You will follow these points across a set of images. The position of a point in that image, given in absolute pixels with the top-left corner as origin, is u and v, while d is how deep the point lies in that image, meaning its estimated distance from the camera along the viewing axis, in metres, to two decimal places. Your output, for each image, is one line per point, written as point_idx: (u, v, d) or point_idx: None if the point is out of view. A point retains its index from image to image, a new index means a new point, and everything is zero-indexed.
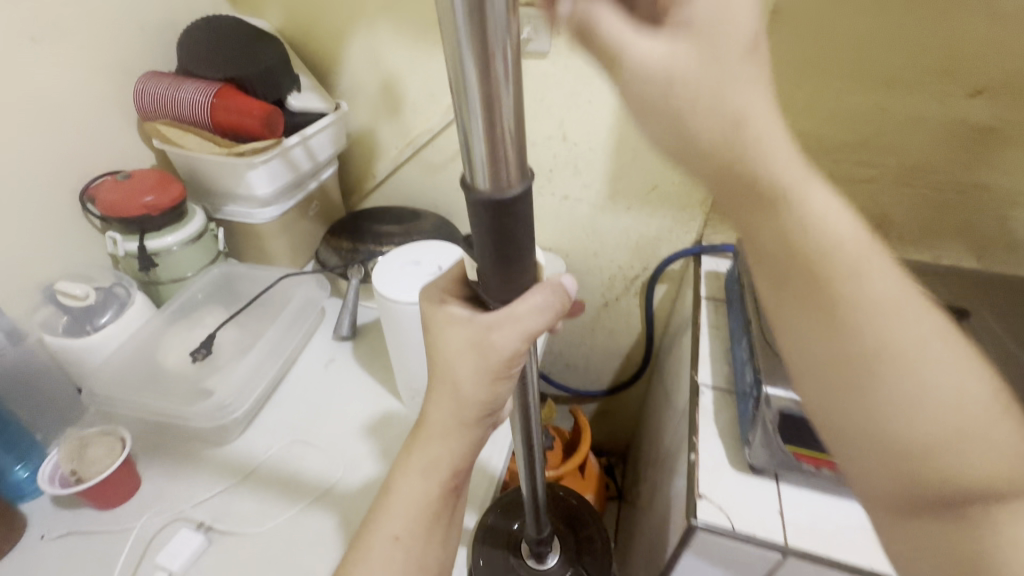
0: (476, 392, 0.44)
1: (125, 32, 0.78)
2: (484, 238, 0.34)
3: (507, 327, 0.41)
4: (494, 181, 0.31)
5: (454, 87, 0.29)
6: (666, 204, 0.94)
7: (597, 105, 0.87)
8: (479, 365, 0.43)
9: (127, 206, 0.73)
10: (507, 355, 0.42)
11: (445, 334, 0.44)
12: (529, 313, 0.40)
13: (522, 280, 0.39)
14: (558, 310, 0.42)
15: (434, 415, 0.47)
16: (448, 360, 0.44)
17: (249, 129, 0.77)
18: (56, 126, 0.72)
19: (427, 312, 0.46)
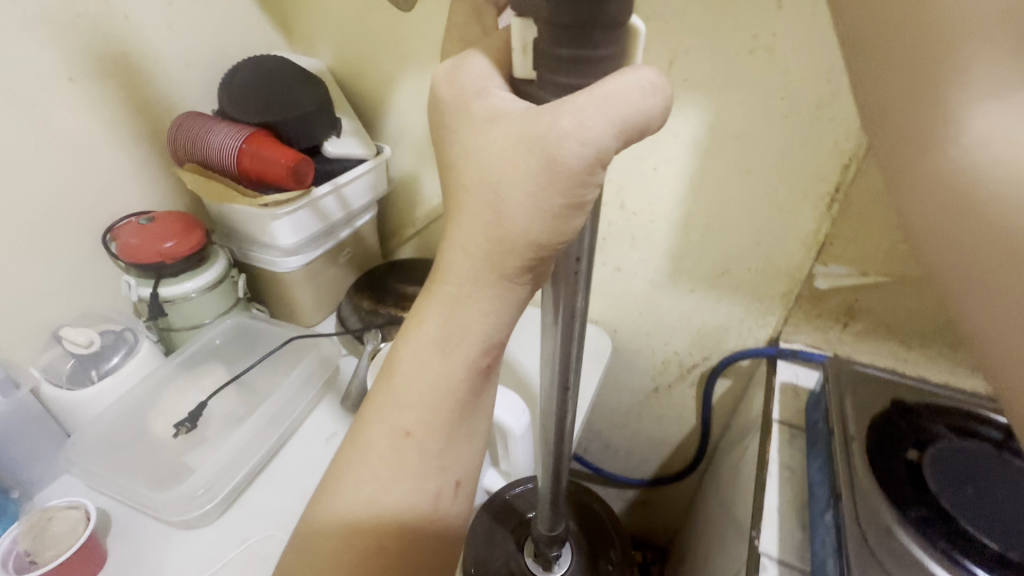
0: (532, 228, 0.30)
1: (169, 71, 0.76)
2: None
3: (586, 99, 0.27)
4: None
5: None
6: (738, 291, 0.79)
7: (664, 173, 0.74)
8: (541, 174, 0.28)
9: (146, 251, 0.69)
10: (583, 158, 0.28)
11: (481, 130, 0.30)
12: (621, 88, 0.27)
13: (606, 52, 0.27)
14: (662, 103, 0.29)
15: (458, 259, 0.33)
16: (489, 162, 0.30)
17: (275, 177, 0.72)
18: (85, 167, 0.69)
19: (456, 104, 0.32)
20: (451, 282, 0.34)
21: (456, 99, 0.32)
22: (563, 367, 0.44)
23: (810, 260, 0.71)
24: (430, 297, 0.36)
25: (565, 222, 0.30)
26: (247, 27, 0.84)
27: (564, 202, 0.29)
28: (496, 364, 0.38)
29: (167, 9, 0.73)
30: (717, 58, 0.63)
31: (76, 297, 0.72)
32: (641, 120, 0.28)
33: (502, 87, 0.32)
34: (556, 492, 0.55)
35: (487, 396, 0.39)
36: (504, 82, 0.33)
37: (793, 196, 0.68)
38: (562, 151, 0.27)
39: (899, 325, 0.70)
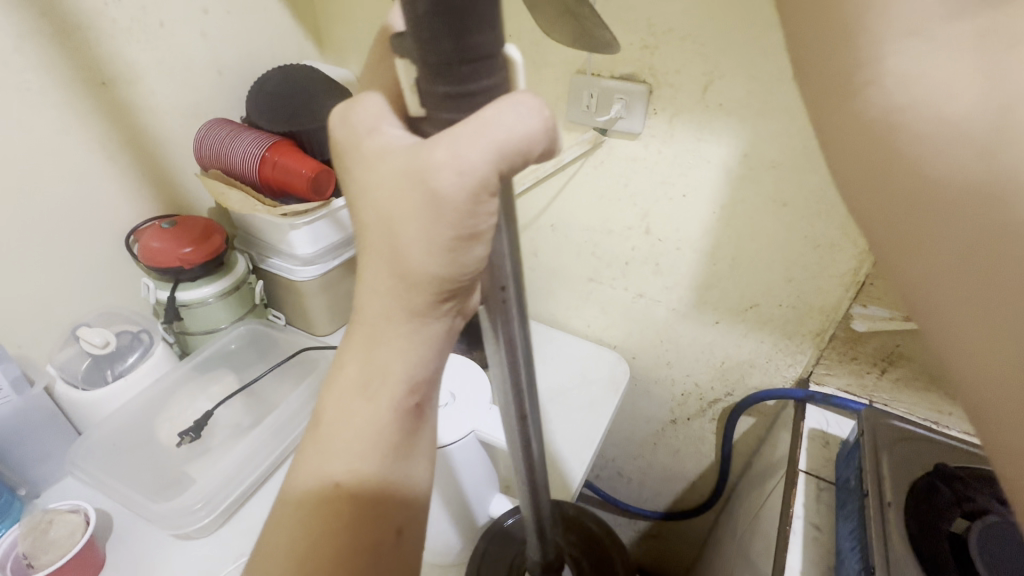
0: (438, 267, 0.27)
1: (200, 78, 0.77)
2: None
3: (459, 129, 0.24)
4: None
5: None
6: (767, 327, 0.75)
7: (692, 200, 0.71)
8: (428, 207, 0.25)
9: (167, 257, 0.70)
10: (464, 188, 0.24)
11: (372, 171, 0.27)
12: (498, 115, 0.24)
13: (482, 86, 0.24)
14: (548, 132, 0.25)
15: (371, 298, 0.30)
16: (381, 198, 0.27)
17: (296, 187, 0.72)
18: (114, 170, 0.70)
19: (349, 147, 0.29)
20: (365, 321, 0.31)
21: (351, 142, 0.29)
22: (517, 395, 0.39)
23: (847, 300, 0.67)
24: (351, 342, 0.32)
25: (463, 256, 0.27)
26: (279, 36, 0.85)
27: (455, 240, 0.26)
28: (429, 402, 0.33)
29: (202, 17, 0.74)
30: (753, 84, 0.59)
31: (100, 299, 0.73)
32: (525, 147, 0.25)
33: (396, 125, 0.29)
34: (538, 517, 0.50)
35: (427, 438, 0.34)
36: (402, 121, 0.30)
37: (831, 231, 0.63)
38: (439, 183, 0.24)
39: (944, 374, 0.65)
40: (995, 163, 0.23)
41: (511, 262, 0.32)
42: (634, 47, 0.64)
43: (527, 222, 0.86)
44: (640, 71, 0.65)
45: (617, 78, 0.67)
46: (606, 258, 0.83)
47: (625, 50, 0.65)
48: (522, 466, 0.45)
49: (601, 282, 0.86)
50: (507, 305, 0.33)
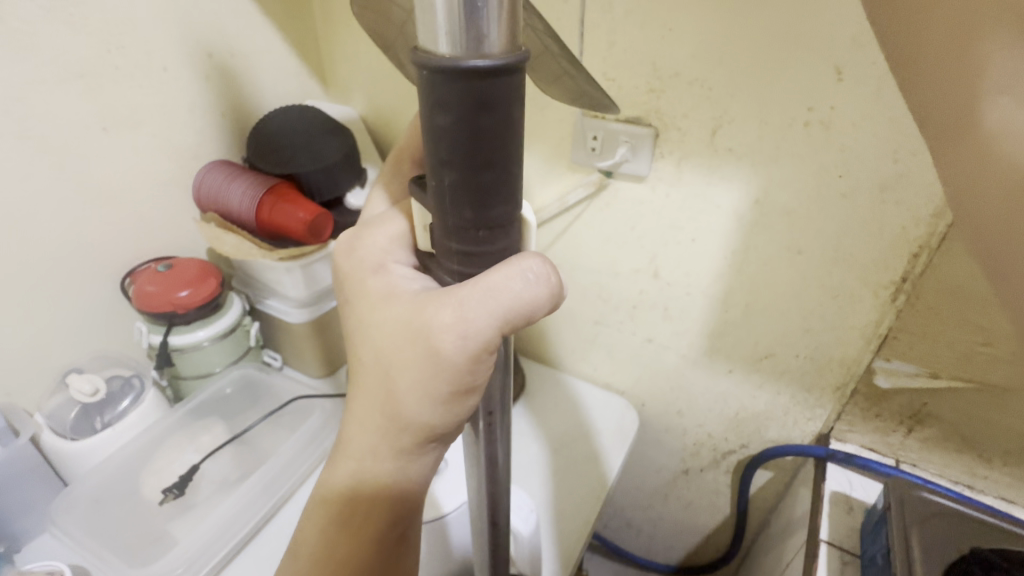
0: (429, 416, 0.27)
1: (203, 120, 0.76)
2: (447, 152, 0.21)
3: (462, 295, 0.25)
4: (465, 36, 0.19)
5: None
6: (784, 378, 0.71)
7: (702, 245, 0.68)
8: (425, 362, 0.26)
9: (160, 301, 0.68)
10: (464, 350, 0.26)
11: (376, 313, 0.29)
12: (504, 280, 0.25)
13: (499, 248, 0.24)
14: (552, 296, 0.26)
15: (356, 433, 0.29)
16: (381, 342, 0.28)
17: (291, 230, 0.70)
18: (111, 214, 0.70)
19: (356, 279, 0.31)
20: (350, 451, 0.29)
21: (359, 276, 0.31)
22: (492, 505, 0.38)
23: (868, 354, 0.63)
24: (332, 467, 0.31)
25: (456, 406, 0.28)
26: (284, 76, 0.85)
27: (451, 395, 0.27)
28: (413, 530, 0.33)
29: (206, 61, 0.74)
30: (766, 128, 0.57)
31: (94, 343, 0.72)
32: (529, 310, 0.26)
33: (402, 263, 0.31)
34: None
35: (403, 560, 0.33)
36: (408, 255, 0.32)
37: (850, 283, 0.60)
38: (440, 343, 0.26)
39: (976, 437, 0.60)
40: None
41: (502, 391, 0.32)
42: (639, 91, 0.62)
43: None
44: (646, 115, 0.63)
45: (622, 121, 0.65)
46: (613, 302, 0.80)
47: (630, 94, 0.63)
48: (487, 549, 0.41)
49: (607, 326, 0.83)
50: (492, 424, 0.33)
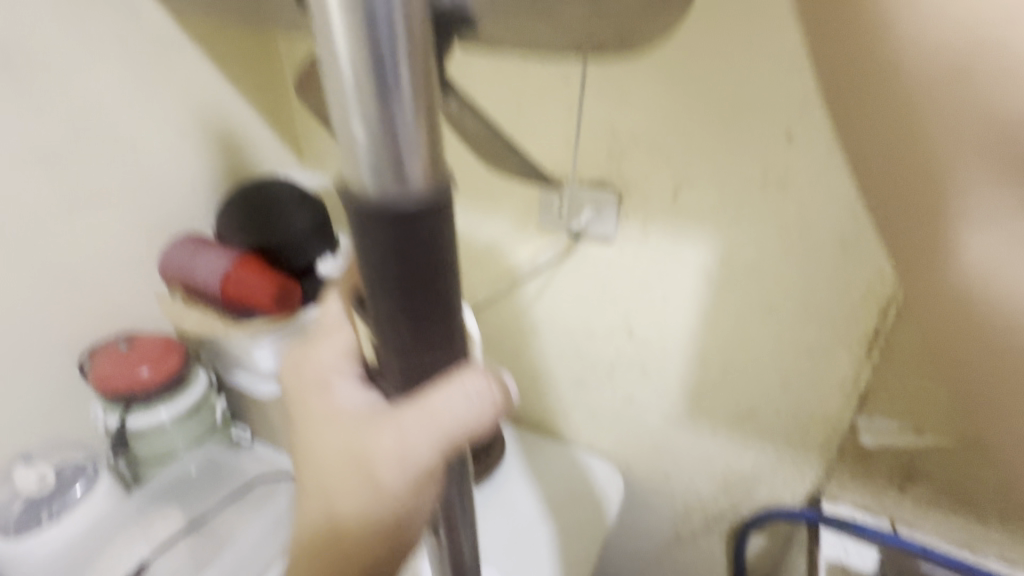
0: (379, 534, 0.28)
1: (173, 195, 0.76)
2: (384, 281, 0.23)
3: (406, 422, 0.26)
4: (389, 175, 0.21)
5: (338, 104, 0.21)
6: (768, 436, 0.68)
7: (674, 303, 0.67)
8: (373, 485, 0.27)
9: (123, 383, 0.66)
10: (412, 469, 0.27)
11: (322, 434, 0.29)
12: (445, 405, 0.26)
13: (441, 357, 0.26)
14: (493, 410, 0.28)
15: (303, 552, 0.30)
16: (328, 464, 0.29)
17: (258, 302, 0.69)
18: (72, 293, 0.68)
19: (305, 395, 0.31)
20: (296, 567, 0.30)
21: (305, 390, 0.31)
22: None
23: (850, 410, 0.61)
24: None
25: (405, 522, 0.29)
26: (256, 147, 0.86)
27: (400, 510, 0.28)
28: None
29: (175, 137, 0.75)
30: (725, 188, 0.58)
31: (47, 426, 0.69)
32: (472, 428, 0.27)
33: (347, 376, 0.31)
34: None
35: None
36: (354, 363, 0.32)
37: (823, 339, 0.59)
38: (386, 468, 0.27)
39: (970, 496, 0.58)
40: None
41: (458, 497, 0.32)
42: (601, 156, 0.63)
43: (508, 323, 0.82)
44: (610, 178, 0.64)
45: (587, 184, 0.66)
46: (591, 361, 0.78)
47: (592, 159, 0.64)
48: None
49: (586, 385, 0.81)
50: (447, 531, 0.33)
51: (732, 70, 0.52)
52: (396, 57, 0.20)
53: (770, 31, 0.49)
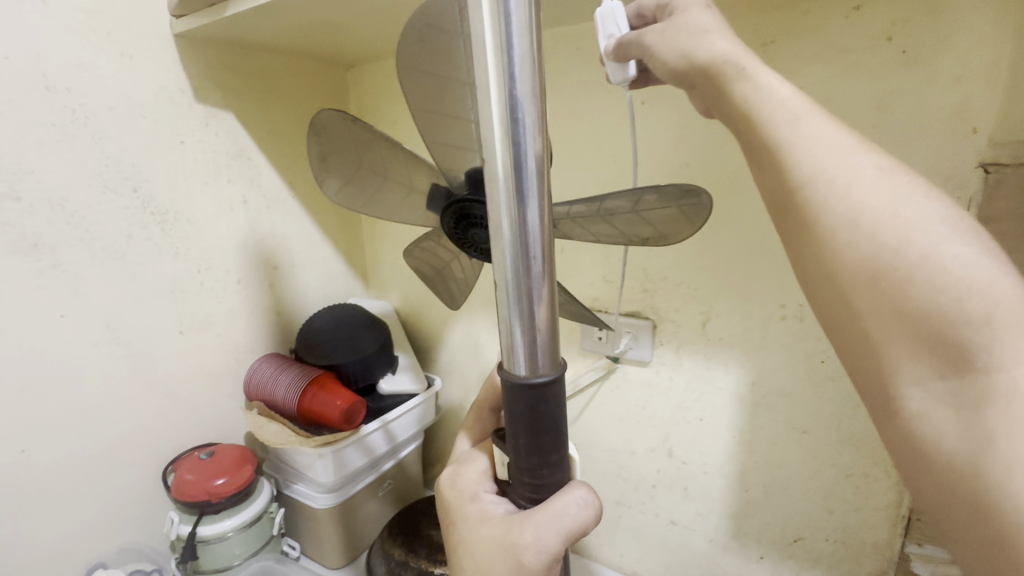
0: None
1: (264, 319, 0.89)
2: (518, 425, 0.36)
3: (538, 519, 0.36)
4: (530, 366, 0.35)
5: (499, 305, 0.35)
6: (819, 565, 0.68)
7: (711, 423, 0.71)
8: (513, 570, 0.35)
9: (198, 490, 0.71)
10: (542, 561, 0.35)
11: (472, 531, 0.39)
12: (564, 506, 0.36)
13: (555, 478, 0.37)
14: (595, 515, 0.37)
15: None
16: (478, 554, 0.37)
17: (329, 418, 0.76)
18: (170, 405, 0.77)
19: (456, 505, 0.42)
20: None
21: (457, 501, 0.42)
22: None
23: (899, 537, 0.62)
24: None
25: None
26: (333, 278, 1.00)
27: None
28: None
29: (271, 272, 0.89)
30: (749, 320, 0.66)
31: (121, 533, 0.74)
32: (581, 529, 0.37)
33: (489, 491, 0.43)
34: None
35: None
36: (492, 484, 0.44)
37: (859, 462, 0.62)
38: (525, 557, 0.35)
39: None
40: (977, 449, 0.28)
41: None
42: (635, 290, 0.74)
43: None
44: (644, 309, 0.73)
45: (623, 314, 0.75)
46: (632, 480, 0.80)
47: (628, 293, 0.74)
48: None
49: (629, 506, 0.82)
50: None
51: (747, 225, 0.63)
52: (541, 287, 0.33)
53: None
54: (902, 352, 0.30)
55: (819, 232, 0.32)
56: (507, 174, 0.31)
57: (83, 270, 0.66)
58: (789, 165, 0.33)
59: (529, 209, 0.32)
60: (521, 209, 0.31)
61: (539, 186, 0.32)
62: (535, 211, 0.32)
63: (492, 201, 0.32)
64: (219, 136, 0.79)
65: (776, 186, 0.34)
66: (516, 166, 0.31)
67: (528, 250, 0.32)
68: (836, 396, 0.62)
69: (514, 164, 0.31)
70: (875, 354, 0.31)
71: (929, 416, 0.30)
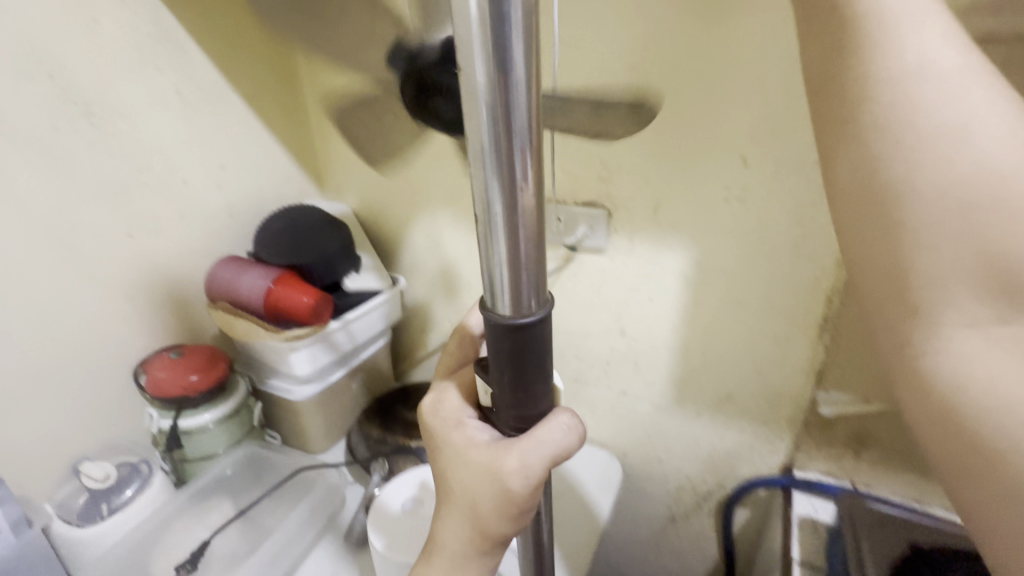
0: (503, 521, 0.42)
1: (217, 222, 0.86)
2: (500, 359, 0.38)
3: (523, 448, 0.40)
4: (512, 305, 0.36)
5: (480, 232, 0.35)
6: (745, 416, 0.79)
7: (659, 303, 0.78)
8: (501, 492, 0.41)
9: (172, 386, 0.74)
10: (528, 481, 0.40)
11: (461, 458, 0.43)
12: (548, 435, 0.40)
13: (539, 409, 0.41)
14: (576, 436, 0.42)
15: (448, 539, 0.44)
16: (466, 478, 0.42)
17: (296, 312, 0.78)
18: (130, 309, 0.77)
19: (443, 431, 0.46)
20: (445, 553, 0.44)
21: (442, 427, 0.46)
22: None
23: (811, 387, 0.72)
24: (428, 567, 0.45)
25: (521, 516, 0.43)
26: (285, 178, 0.96)
27: (512, 510, 0.42)
28: None
29: (218, 171, 0.85)
30: (697, 204, 0.70)
31: (99, 431, 0.76)
32: (564, 450, 0.42)
33: (473, 417, 0.46)
34: None
35: None
36: (473, 408, 0.47)
37: (784, 328, 0.71)
38: (512, 482, 0.40)
39: (910, 454, 0.70)
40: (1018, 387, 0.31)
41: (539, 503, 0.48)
42: (592, 180, 0.76)
43: None
44: (600, 199, 0.76)
45: (581, 205, 0.78)
46: (589, 359, 0.88)
47: (586, 182, 0.76)
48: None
49: (585, 381, 0.91)
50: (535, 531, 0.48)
51: (701, 110, 0.65)
52: (525, 221, 0.34)
53: (724, 79, 0.62)
54: (957, 285, 0.33)
55: (893, 150, 0.33)
56: (488, 94, 0.29)
57: (11, 167, 0.62)
58: (870, 77, 0.34)
59: (517, 129, 0.30)
60: (509, 130, 0.30)
61: (529, 104, 0.30)
62: (526, 132, 0.31)
63: (471, 124, 0.31)
64: (138, 16, 0.71)
65: (846, 95, 0.35)
66: (505, 83, 0.29)
67: (514, 181, 0.32)
68: (772, 270, 0.68)
69: (502, 84, 0.29)
70: (924, 282, 0.33)
71: (971, 359, 0.33)
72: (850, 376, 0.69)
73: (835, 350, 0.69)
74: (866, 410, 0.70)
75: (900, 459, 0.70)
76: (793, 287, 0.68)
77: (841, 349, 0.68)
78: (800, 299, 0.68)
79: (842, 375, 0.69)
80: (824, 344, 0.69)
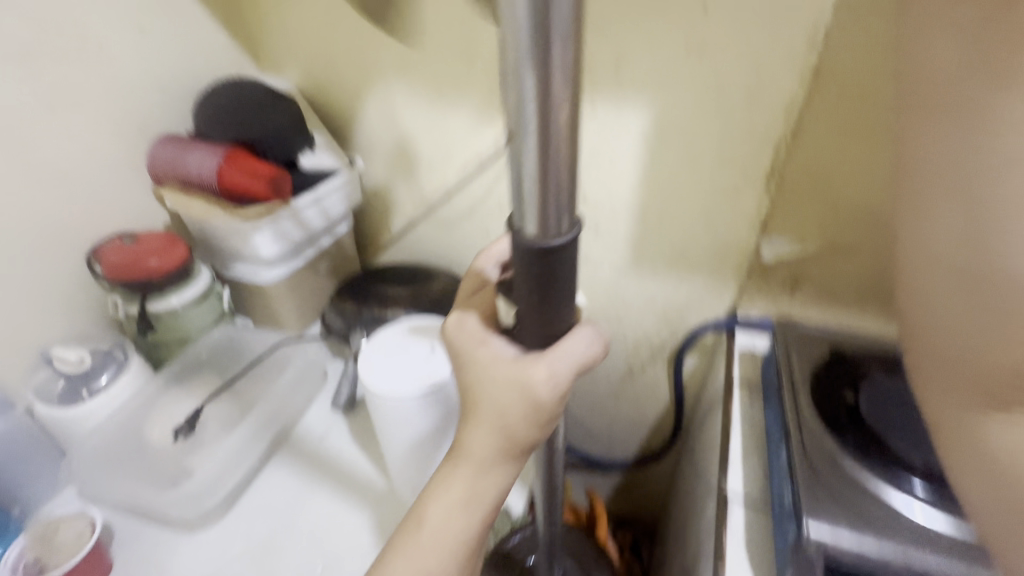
0: (530, 426, 0.45)
1: (146, 97, 0.79)
2: (524, 276, 0.37)
3: (551, 358, 0.42)
4: (540, 228, 0.35)
5: (509, 136, 0.33)
6: (696, 270, 0.86)
7: (619, 166, 0.80)
8: (530, 402, 0.43)
9: (133, 270, 0.72)
10: (556, 387, 0.43)
11: (488, 371, 0.45)
12: (571, 347, 0.43)
13: (563, 324, 0.42)
14: (597, 347, 0.45)
15: (476, 445, 0.46)
16: (494, 390, 0.44)
17: (254, 190, 0.76)
18: (67, 192, 0.72)
19: (468, 348, 0.47)
20: (472, 459, 0.47)
21: (466, 345, 0.47)
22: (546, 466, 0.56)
23: (757, 236, 0.79)
24: (453, 471, 0.48)
25: (547, 423, 0.46)
26: (215, 48, 0.87)
27: (542, 416, 0.44)
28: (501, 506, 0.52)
29: (137, 36, 0.76)
30: (657, 58, 0.70)
31: (62, 319, 0.74)
32: (587, 359, 0.44)
33: (497, 335, 0.47)
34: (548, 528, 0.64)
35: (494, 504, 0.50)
36: (494, 329, 0.48)
37: (735, 181, 0.75)
38: (542, 391, 0.43)
39: (835, 289, 0.80)
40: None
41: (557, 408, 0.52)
42: None
43: (478, 202, 0.93)
44: None
45: None
46: None
47: None
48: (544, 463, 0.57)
49: None
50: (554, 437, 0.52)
51: None
52: (560, 145, 0.32)
53: None
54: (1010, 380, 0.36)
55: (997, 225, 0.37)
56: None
57: None
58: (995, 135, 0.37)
59: (558, 14, 0.27)
60: (550, 43, 0.28)
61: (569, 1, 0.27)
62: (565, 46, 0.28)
63: (507, 30, 0.28)
64: None
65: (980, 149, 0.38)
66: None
67: (551, 96, 0.30)
68: (728, 124, 0.71)
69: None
70: (989, 351, 0.37)
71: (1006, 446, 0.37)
72: (791, 222, 0.76)
73: (780, 198, 0.74)
74: (801, 253, 0.78)
75: (827, 295, 0.81)
76: (745, 140, 0.72)
77: (787, 196, 0.74)
78: (753, 151, 0.72)
79: (783, 222, 0.76)
80: (772, 194, 0.74)
